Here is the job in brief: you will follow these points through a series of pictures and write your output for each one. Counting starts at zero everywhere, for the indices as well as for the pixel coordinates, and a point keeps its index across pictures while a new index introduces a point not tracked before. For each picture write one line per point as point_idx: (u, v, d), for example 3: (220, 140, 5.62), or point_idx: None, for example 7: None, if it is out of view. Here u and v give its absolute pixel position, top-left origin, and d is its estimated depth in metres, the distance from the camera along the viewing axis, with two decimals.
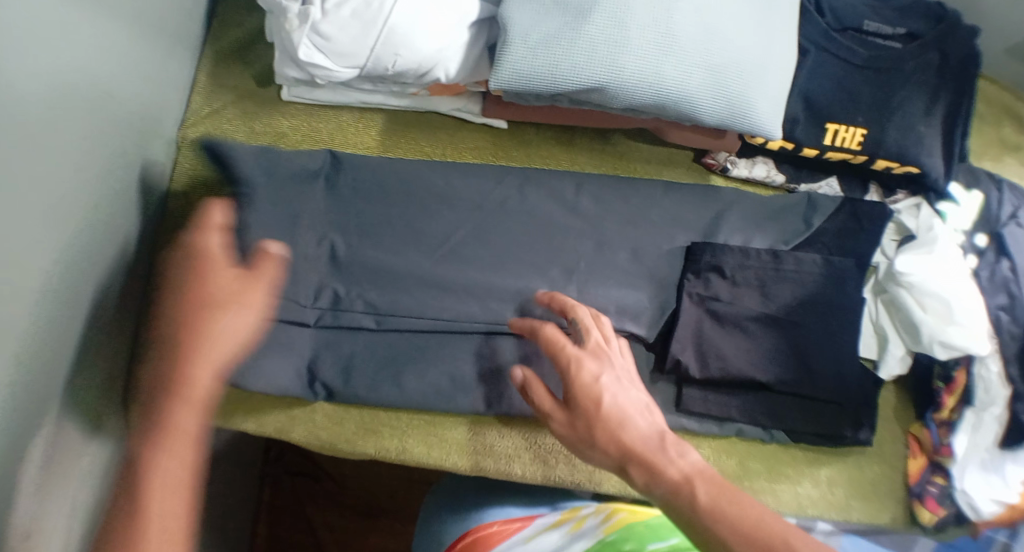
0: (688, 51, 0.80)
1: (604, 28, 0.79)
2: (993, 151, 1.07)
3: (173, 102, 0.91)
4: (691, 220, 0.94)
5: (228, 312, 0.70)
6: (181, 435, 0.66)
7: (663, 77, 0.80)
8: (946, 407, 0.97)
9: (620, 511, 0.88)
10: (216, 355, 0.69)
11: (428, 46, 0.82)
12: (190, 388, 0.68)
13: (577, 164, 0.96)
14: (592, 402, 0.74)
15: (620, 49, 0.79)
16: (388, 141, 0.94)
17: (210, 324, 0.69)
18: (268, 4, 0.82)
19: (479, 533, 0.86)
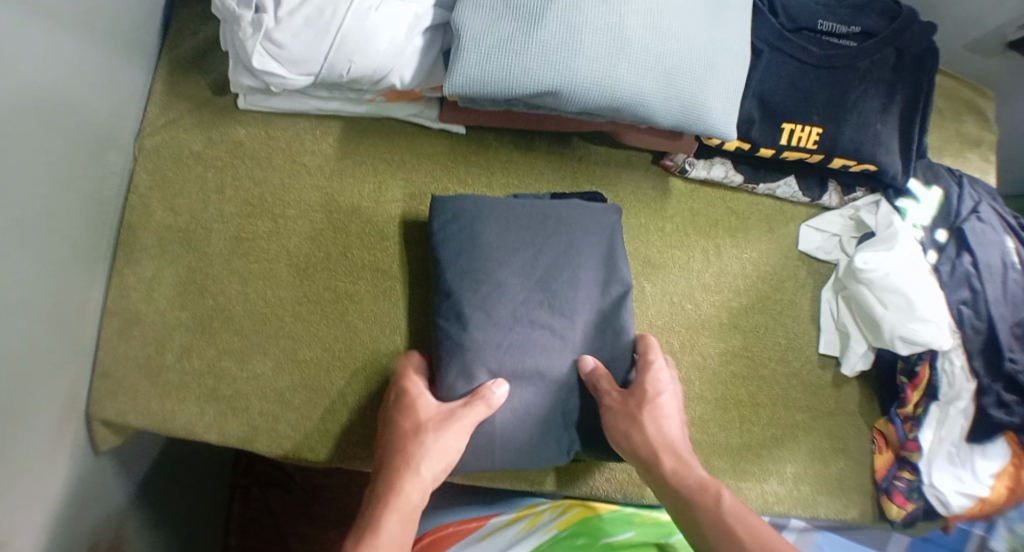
0: (641, 53, 0.80)
1: (556, 32, 0.78)
2: (951, 147, 1.09)
3: (129, 111, 0.90)
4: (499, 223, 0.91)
5: (426, 436, 0.79)
6: (424, 475, 0.77)
7: (616, 80, 0.80)
8: (910, 402, 0.98)
9: (576, 506, 0.92)
10: (422, 471, 0.77)
11: (382, 52, 0.82)
12: (409, 498, 0.76)
13: (535, 169, 0.95)
14: (644, 402, 0.82)
15: (574, 52, 0.79)
16: (345, 148, 0.93)
17: (437, 435, 0.79)
18: (221, 12, 0.81)
19: (437, 534, 0.89)
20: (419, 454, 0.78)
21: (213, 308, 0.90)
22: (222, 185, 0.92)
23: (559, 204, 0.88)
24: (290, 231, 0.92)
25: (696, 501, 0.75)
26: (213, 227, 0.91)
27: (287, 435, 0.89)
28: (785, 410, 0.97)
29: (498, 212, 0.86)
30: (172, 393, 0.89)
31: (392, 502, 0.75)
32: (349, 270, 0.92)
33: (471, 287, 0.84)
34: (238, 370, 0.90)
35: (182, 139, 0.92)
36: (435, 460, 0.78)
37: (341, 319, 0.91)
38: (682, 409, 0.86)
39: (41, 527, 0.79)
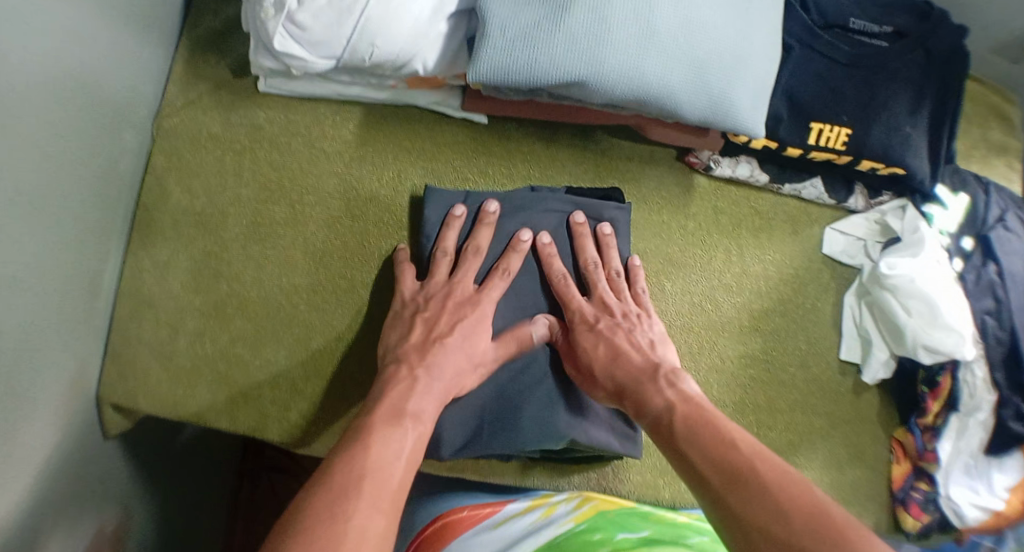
0: (669, 46, 0.78)
1: (583, 21, 0.77)
2: (978, 153, 1.07)
3: (148, 90, 0.89)
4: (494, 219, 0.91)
5: (464, 333, 0.83)
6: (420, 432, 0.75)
7: (643, 72, 0.78)
8: (930, 412, 0.96)
9: (593, 499, 0.88)
10: (449, 372, 0.81)
11: (404, 37, 0.81)
12: (436, 396, 0.79)
13: (558, 163, 0.93)
14: (582, 346, 0.84)
15: (601, 43, 0.77)
16: (365, 135, 0.91)
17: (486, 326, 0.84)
18: None
19: (449, 517, 0.86)
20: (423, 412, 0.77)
21: (226, 292, 0.89)
22: (239, 169, 0.91)
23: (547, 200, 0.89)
24: (306, 217, 0.90)
25: (662, 420, 0.76)
26: (228, 211, 0.90)
27: (298, 424, 0.88)
28: (804, 415, 0.95)
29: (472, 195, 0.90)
30: (182, 377, 0.88)
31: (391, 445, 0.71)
32: (364, 258, 0.90)
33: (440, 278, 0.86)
34: (249, 357, 0.88)
35: (199, 121, 0.91)
36: (471, 356, 0.83)
37: (355, 308, 0.90)
38: (642, 327, 0.86)
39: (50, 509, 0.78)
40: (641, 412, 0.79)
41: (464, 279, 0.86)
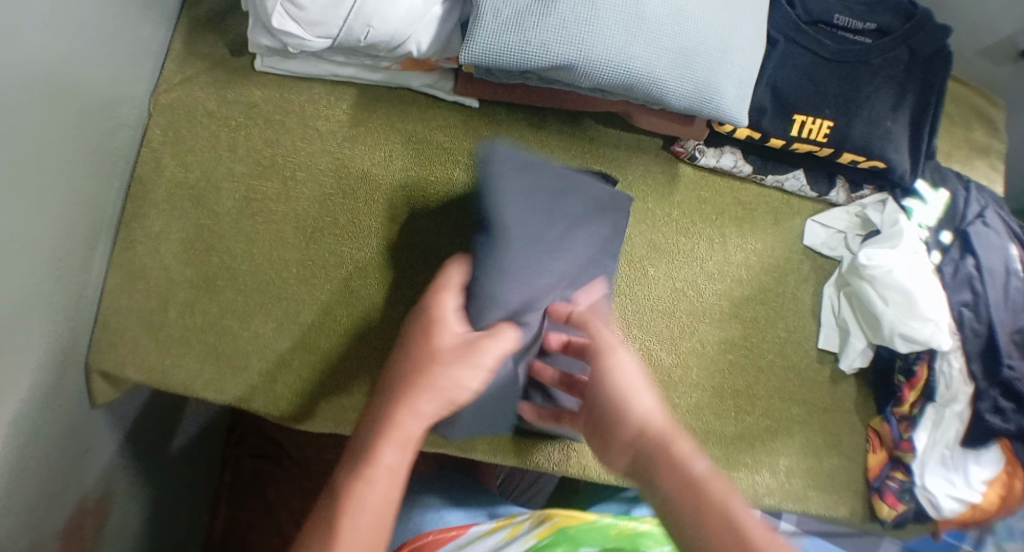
0: (658, 32, 0.78)
1: (575, 4, 0.77)
2: (960, 153, 1.09)
3: (145, 65, 0.90)
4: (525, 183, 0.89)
5: (428, 385, 0.71)
6: (405, 440, 0.70)
7: (631, 58, 0.78)
8: (907, 401, 0.98)
9: (554, 517, 0.90)
10: (414, 423, 0.70)
11: (399, 19, 0.82)
12: (404, 437, 0.70)
13: (546, 148, 0.95)
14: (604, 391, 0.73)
15: (591, 27, 0.77)
16: (359, 115, 0.93)
17: (449, 366, 0.72)
18: None
19: (418, 542, 0.89)
20: (403, 425, 0.70)
21: (217, 266, 0.90)
22: (234, 144, 0.92)
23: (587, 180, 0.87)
24: (298, 194, 0.91)
25: (688, 496, 0.64)
26: (222, 186, 0.92)
27: (284, 396, 0.89)
28: (781, 403, 0.97)
29: (538, 167, 0.82)
30: (171, 347, 0.89)
31: (370, 469, 0.67)
32: (354, 235, 0.91)
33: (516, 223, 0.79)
34: (238, 329, 0.90)
35: (196, 97, 0.93)
36: (433, 403, 0.71)
37: (344, 285, 0.91)
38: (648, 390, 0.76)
39: (38, 470, 0.80)
40: (670, 476, 0.65)
41: (449, 322, 0.76)
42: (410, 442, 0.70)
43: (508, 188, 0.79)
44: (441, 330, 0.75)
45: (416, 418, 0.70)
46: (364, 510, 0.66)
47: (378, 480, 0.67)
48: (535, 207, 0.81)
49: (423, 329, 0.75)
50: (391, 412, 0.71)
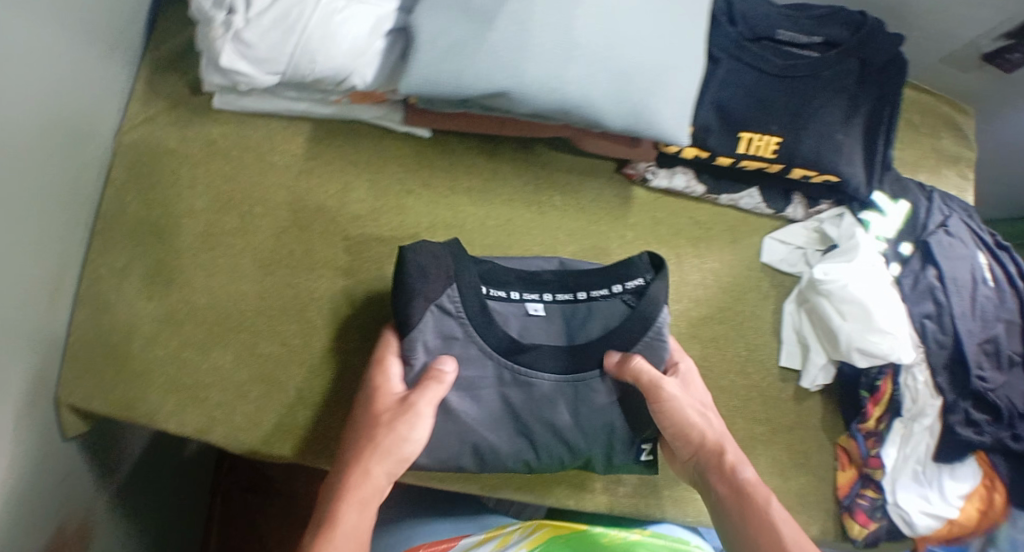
0: (590, 56, 0.79)
1: (506, 34, 0.77)
2: (927, 163, 1.08)
3: (111, 106, 0.94)
4: (567, 282, 0.87)
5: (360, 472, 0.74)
6: (365, 500, 0.72)
7: (565, 82, 0.78)
8: (872, 417, 0.96)
9: (545, 526, 0.93)
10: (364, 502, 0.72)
11: (343, 55, 0.83)
12: (364, 501, 0.72)
13: (499, 176, 0.96)
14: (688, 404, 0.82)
15: (523, 54, 0.77)
16: (313, 148, 0.95)
17: (368, 464, 0.74)
18: (198, 14, 0.84)
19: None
20: (345, 517, 0.71)
21: (181, 299, 0.93)
22: (194, 180, 0.95)
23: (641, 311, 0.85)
24: (256, 227, 0.93)
25: (743, 499, 0.75)
26: (182, 221, 0.94)
27: (242, 426, 0.90)
28: (744, 423, 0.96)
29: (610, 287, 0.87)
30: (138, 378, 0.91)
31: (326, 531, 0.69)
32: (309, 267, 0.92)
33: (573, 328, 0.87)
34: (200, 360, 0.92)
35: (159, 136, 0.96)
36: (365, 491, 0.73)
37: (299, 315, 0.92)
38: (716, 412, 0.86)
39: (12, 506, 0.81)
40: (722, 480, 0.77)
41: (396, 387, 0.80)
42: (367, 500, 0.72)
43: (600, 310, 0.87)
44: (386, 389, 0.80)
45: (353, 507, 0.72)
46: (350, 524, 0.70)
47: (333, 539, 0.69)
48: (598, 328, 0.87)
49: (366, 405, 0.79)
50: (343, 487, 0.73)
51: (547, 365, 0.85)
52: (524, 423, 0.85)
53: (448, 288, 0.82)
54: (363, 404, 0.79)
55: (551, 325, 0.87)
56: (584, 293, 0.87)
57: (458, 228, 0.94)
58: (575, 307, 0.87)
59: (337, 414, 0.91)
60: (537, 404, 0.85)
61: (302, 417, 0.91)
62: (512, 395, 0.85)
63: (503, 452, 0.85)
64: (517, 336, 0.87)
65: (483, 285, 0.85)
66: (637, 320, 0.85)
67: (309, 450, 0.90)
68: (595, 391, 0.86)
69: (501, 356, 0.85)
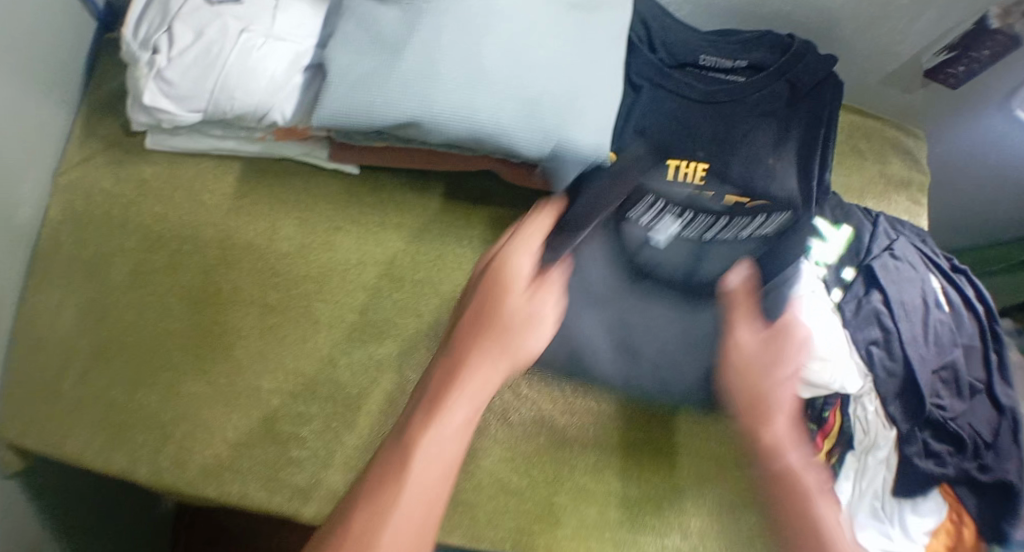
0: (499, 84, 0.78)
1: (415, 63, 0.77)
2: (875, 188, 1.06)
3: (47, 147, 0.94)
4: (713, 197, 0.89)
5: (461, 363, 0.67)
6: (455, 427, 0.64)
7: (476, 110, 0.78)
8: (823, 451, 0.92)
9: None
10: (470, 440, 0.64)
11: (262, 91, 0.83)
12: (455, 423, 0.64)
13: (430, 211, 0.96)
14: (757, 364, 0.76)
15: (432, 83, 0.77)
16: (242, 188, 0.95)
17: (489, 366, 0.66)
18: (128, 55, 0.85)
19: None
20: (444, 453, 0.63)
21: (108, 337, 0.90)
22: (126, 220, 0.94)
23: (783, 239, 0.88)
24: (186, 265, 0.92)
25: (785, 482, 0.72)
26: (113, 260, 0.93)
27: (165, 465, 0.86)
28: (690, 460, 0.92)
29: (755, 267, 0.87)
30: (63, 419, 0.88)
31: (401, 468, 0.61)
32: (237, 305, 0.91)
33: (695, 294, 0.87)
34: (124, 398, 0.88)
35: (93, 176, 0.96)
36: (479, 385, 0.66)
37: (225, 351, 0.90)
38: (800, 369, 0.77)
39: None
40: (773, 459, 0.73)
41: (518, 284, 0.70)
42: (481, 405, 0.66)
43: (718, 258, 0.88)
44: (506, 288, 0.69)
45: (456, 440, 0.64)
46: (430, 466, 0.62)
47: (427, 472, 0.62)
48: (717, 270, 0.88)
49: (489, 297, 0.69)
50: (429, 413, 0.64)
51: (673, 294, 0.87)
52: (612, 351, 0.85)
53: (641, 199, 0.88)
54: (478, 303, 0.69)
55: (678, 233, 0.89)
56: (728, 211, 0.89)
57: (388, 264, 0.94)
58: (687, 248, 0.89)
59: (259, 452, 0.87)
60: (653, 348, 0.86)
61: (224, 456, 0.87)
62: (597, 289, 0.86)
63: (607, 373, 0.85)
64: (646, 255, 0.88)
65: (685, 211, 0.89)
66: (774, 259, 0.87)
67: (232, 489, 0.85)
68: (683, 324, 0.86)
69: (628, 275, 0.87)
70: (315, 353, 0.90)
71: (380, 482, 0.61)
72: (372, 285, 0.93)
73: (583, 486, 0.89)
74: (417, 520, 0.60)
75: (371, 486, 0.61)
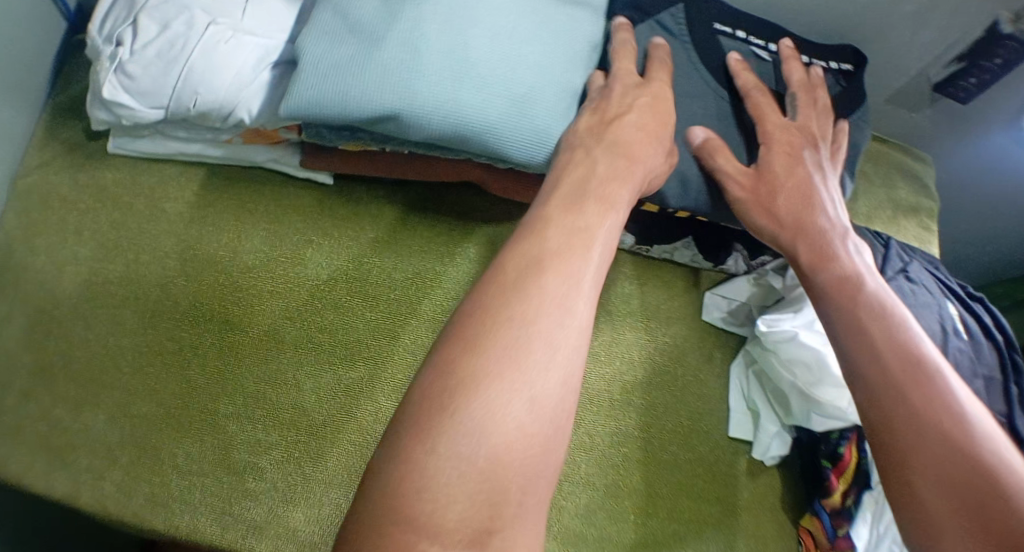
0: (483, 76, 0.73)
1: (397, 52, 0.72)
2: (883, 213, 1.00)
3: (3, 148, 0.88)
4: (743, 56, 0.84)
5: (514, 256, 0.59)
6: (586, 229, 0.62)
7: (458, 103, 0.72)
8: (836, 491, 0.82)
9: None
10: (546, 325, 0.56)
11: (233, 88, 0.78)
12: (582, 229, 0.62)
13: (408, 225, 0.89)
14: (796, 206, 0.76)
15: (413, 74, 0.72)
16: (204, 196, 0.88)
17: (607, 212, 0.64)
18: (92, 52, 0.80)
19: None
20: (565, 285, 0.58)
21: (54, 353, 0.82)
22: (82, 227, 0.87)
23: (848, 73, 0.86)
24: (141, 278, 0.85)
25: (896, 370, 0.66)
26: (65, 270, 0.85)
27: (111, 495, 0.78)
28: (690, 503, 0.83)
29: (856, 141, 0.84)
30: (2, 439, 0.79)
31: (538, 300, 0.57)
32: (196, 321, 0.83)
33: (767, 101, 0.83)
34: (71, 420, 0.80)
35: (52, 181, 0.89)
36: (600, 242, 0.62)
37: (180, 371, 0.82)
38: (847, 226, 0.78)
39: None
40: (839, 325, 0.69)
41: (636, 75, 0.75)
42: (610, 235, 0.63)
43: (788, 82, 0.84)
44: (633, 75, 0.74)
45: (584, 279, 0.59)
46: (564, 293, 0.58)
47: (560, 311, 0.57)
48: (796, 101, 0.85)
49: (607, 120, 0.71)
50: (549, 243, 0.60)
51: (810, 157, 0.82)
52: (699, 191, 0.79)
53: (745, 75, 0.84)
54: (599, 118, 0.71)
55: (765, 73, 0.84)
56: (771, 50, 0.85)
57: (360, 279, 0.86)
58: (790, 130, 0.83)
59: (209, 486, 0.78)
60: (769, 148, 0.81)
61: (175, 488, 0.78)
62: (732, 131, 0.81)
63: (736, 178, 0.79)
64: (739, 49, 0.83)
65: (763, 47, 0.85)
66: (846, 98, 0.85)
67: (182, 526, 0.77)
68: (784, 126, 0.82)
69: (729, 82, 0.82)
70: (278, 375, 0.82)
71: (507, 300, 0.56)
72: (343, 302, 0.85)
73: (575, 525, 0.80)
74: (553, 358, 0.55)
75: (437, 369, 0.54)
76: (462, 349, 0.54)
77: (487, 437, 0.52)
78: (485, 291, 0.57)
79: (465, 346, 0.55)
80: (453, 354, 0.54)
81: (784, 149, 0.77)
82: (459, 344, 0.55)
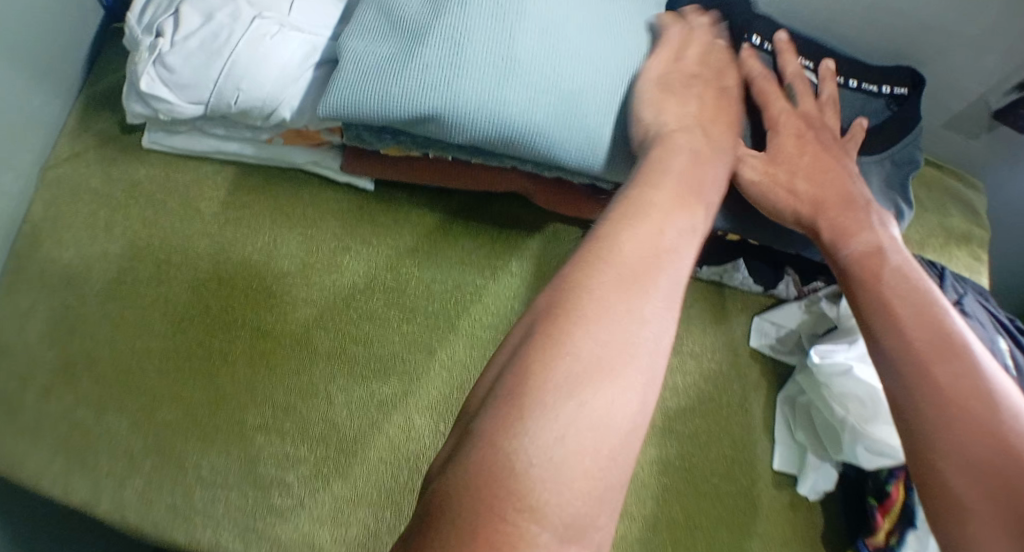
0: (530, 74, 0.69)
1: (439, 47, 0.69)
2: (935, 241, 0.97)
3: (34, 139, 0.85)
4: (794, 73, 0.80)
5: (612, 235, 0.55)
6: (677, 219, 0.58)
7: (504, 104, 0.69)
8: (881, 530, 0.78)
9: None
10: (650, 307, 0.52)
11: (272, 83, 0.75)
12: (674, 217, 0.58)
13: (450, 234, 0.86)
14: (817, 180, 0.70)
15: (455, 71, 0.68)
16: (242, 197, 0.86)
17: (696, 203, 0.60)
18: (130, 43, 0.78)
19: None
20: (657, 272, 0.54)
21: (78, 352, 0.80)
22: (112, 223, 0.84)
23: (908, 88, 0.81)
24: (171, 278, 0.82)
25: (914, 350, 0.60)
26: (93, 266, 0.82)
27: (131, 503, 0.75)
28: (730, 536, 0.80)
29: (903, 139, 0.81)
30: (22, 439, 0.77)
31: (631, 289, 0.52)
32: (226, 325, 0.81)
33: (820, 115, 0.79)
34: (92, 422, 0.77)
35: (83, 174, 0.86)
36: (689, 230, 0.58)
37: (208, 376, 0.79)
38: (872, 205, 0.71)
39: None
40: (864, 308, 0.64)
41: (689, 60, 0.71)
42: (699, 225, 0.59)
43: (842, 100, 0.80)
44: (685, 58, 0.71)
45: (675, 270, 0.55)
46: (656, 278, 0.54)
47: (653, 299, 0.53)
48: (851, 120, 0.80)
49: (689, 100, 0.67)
50: (638, 227, 0.55)
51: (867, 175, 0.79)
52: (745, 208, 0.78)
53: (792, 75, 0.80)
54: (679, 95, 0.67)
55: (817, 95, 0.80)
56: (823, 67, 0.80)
57: (398, 288, 0.83)
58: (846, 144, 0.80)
59: (232, 499, 0.75)
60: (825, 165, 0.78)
61: (197, 499, 0.75)
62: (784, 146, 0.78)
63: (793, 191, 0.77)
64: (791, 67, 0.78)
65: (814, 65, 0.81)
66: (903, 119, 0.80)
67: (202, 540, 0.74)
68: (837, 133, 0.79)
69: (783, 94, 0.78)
70: (309, 386, 0.79)
71: (598, 285, 0.52)
72: (379, 312, 0.82)
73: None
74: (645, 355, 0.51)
75: (523, 364, 0.49)
76: (553, 340, 0.49)
77: (579, 438, 0.47)
78: (573, 276, 0.53)
79: (556, 336, 0.50)
80: (541, 343, 0.49)
81: (793, 128, 0.72)
82: (551, 335, 0.50)
